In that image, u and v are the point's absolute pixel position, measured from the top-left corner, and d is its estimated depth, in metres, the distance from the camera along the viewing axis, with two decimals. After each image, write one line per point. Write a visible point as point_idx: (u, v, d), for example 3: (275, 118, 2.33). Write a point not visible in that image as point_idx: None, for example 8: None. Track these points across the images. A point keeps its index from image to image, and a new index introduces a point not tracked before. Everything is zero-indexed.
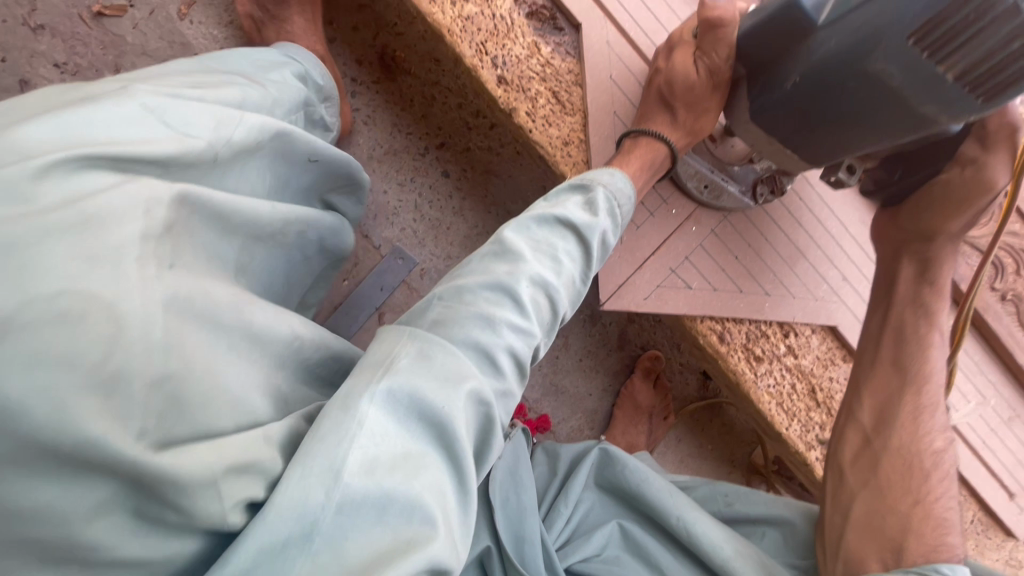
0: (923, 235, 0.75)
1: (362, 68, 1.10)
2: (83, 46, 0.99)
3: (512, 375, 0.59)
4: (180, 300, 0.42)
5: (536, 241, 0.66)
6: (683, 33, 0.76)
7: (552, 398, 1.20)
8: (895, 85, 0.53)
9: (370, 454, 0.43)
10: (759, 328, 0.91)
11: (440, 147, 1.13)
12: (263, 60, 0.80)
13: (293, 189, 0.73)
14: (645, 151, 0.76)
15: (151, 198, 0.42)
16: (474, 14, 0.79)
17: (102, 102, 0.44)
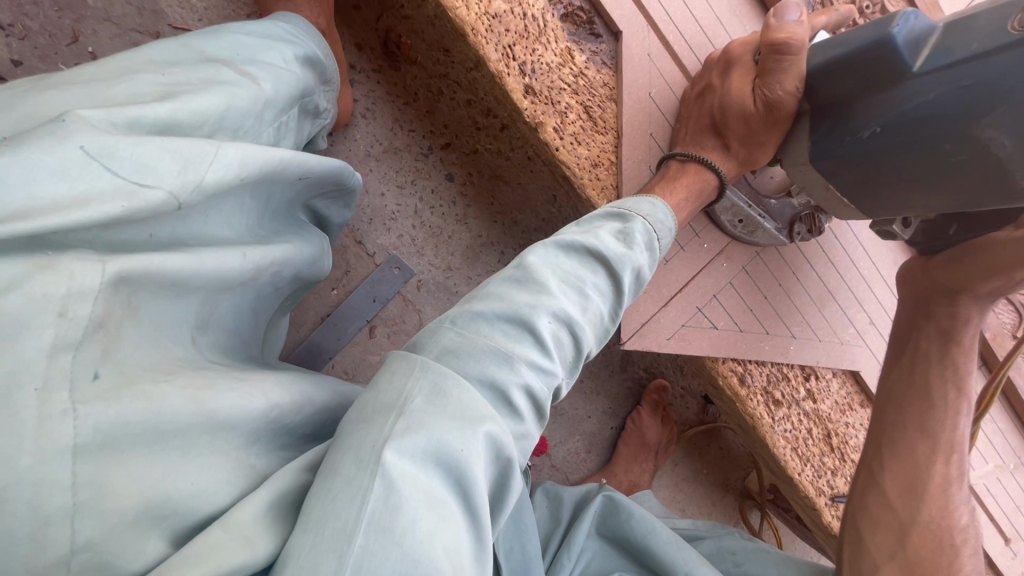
0: (947, 290, 0.66)
1: (363, 54, 0.98)
2: (34, 5, 0.85)
3: (528, 417, 0.52)
4: (105, 431, 0.32)
5: (562, 269, 0.58)
6: (742, 50, 0.66)
7: (549, 420, 1.14)
8: (1002, 157, 0.47)
9: (385, 510, 0.38)
10: (781, 371, 0.86)
11: (445, 148, 1.03)
12: (252, 40, 0.66)
13: (276, 209, 0.61)
14: (696, 179, 0.68)
15: (68, 292, 0.33)
16: (503, 12, 0.69)
17: (24, 147, 0.34)
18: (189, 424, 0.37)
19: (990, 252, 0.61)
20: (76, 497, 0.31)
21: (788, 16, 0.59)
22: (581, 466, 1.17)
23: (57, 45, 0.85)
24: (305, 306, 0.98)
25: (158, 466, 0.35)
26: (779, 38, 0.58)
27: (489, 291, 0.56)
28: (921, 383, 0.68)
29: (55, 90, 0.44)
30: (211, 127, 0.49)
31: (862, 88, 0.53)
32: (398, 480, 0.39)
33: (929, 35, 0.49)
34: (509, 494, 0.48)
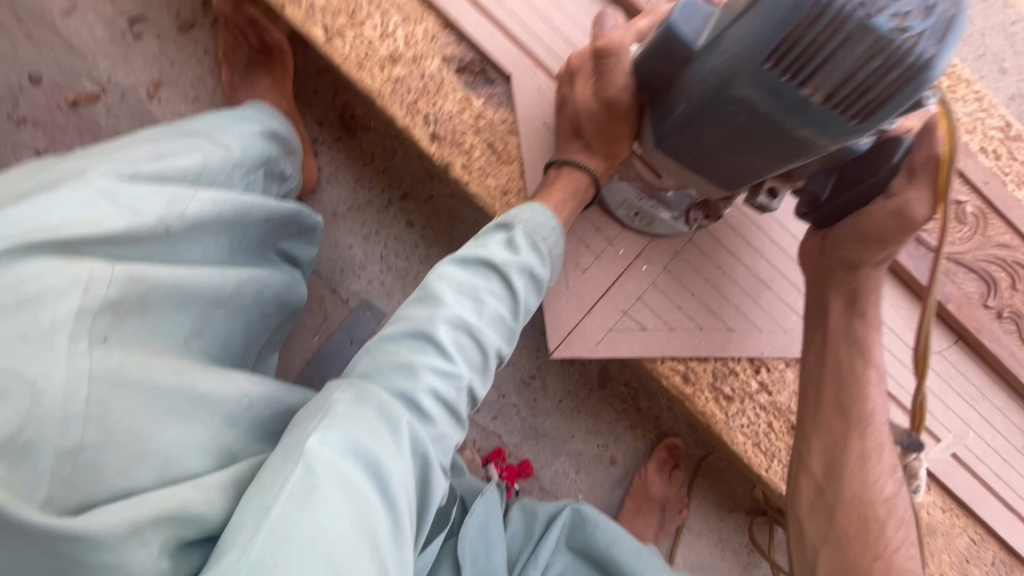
0: (849, 265, 0.70)
1: (323, 128, 1.13)
2: (63, 133, 1.06)
3: (440, 417, 0.61)
4: (110, 370, 0.44)
5: (457, 281, 0.66)
6: (580, 60, 0.74)
7: (533, 442, 1.18)
8: (767, 112, 0.51)
9: (303, 492, 0.47)
10: (727, 366, 0.86)
11: (402, 199, 1.14)
12: (226, 121, 0.80)
13: (253, 247, 0.72)
14: (568, 181, 0.76)
15: (92, 275, 0.45)
16: (402, 76, 0.80)
17: (59, 189, 0.46)
18: (171, 387, 0.49)
19: (869, 223, 0.65)
20: (87, 408, 0.42)
21: (606, 23, 0.73)
22: (571, 486, 1.18)
23: None
24: (293, 353, 1.10)
25: (149, 418, 0.47)
26: (601, 46, 0.67)
27: (398, 315, 0.65)
28: (834, 360, 0.73)
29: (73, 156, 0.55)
30: (195, 179, 0.60)
31: (675, 73, 0.60)
32: (316, 468, 0.48)
33: (707, 19, 0.55)
34: (433, 484, 0.58)
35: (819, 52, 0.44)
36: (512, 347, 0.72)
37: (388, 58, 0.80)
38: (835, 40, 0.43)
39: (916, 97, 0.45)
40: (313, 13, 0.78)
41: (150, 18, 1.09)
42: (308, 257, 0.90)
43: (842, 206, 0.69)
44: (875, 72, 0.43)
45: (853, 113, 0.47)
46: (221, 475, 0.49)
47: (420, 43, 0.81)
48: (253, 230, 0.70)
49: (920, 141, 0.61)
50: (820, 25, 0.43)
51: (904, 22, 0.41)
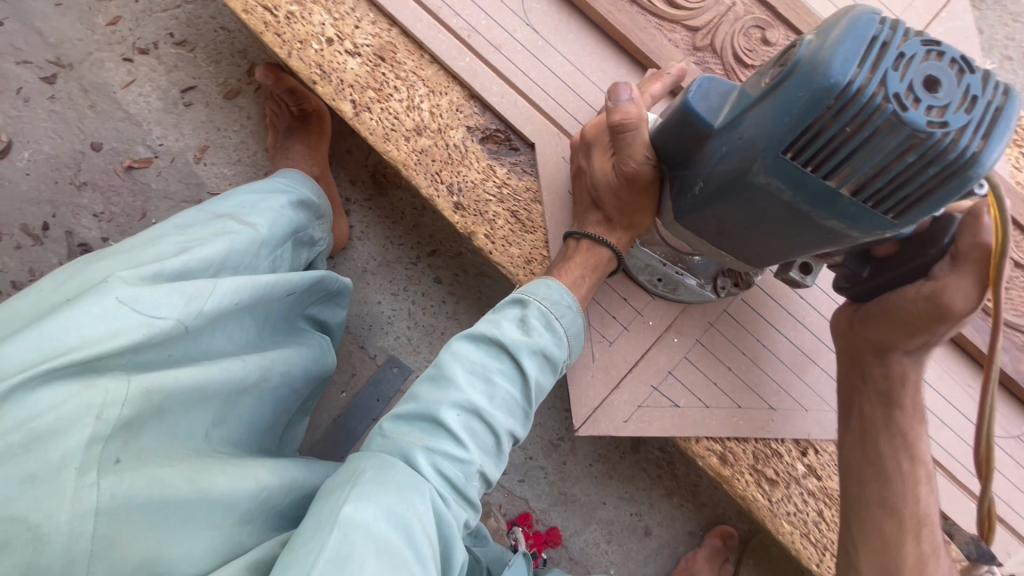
0: (877, 346, 0.68)
1: (356, 187, 1.16)
2: (118, 196, 1.13)
3: (453, 499, 0.61)
4: (120, 497, 0.45)
5: (470, 362, 0.67)
6: (594, 132, 0.72)
7: (561, 508, 1.12)
8: (789, 200, 0.50)
9: (341, 555, 0.48)
10: (769, 446, 0.79)
11: (431, 255, 1.15)
12: (253, 196, 0.83)
13: (276, 323, 0.74)
14: (588, 255, 0.74)
15: (104, 401, 0.46)
16: (427, 146, 0.81)
17: (81, 304, 0.49)
18: (184, 498, 0.50)
19: (903, 306, 0.63)
20: (93, 545, 0.44)
21: (621, 96, 0.65)
22: (602, 557, 1.11)
23: (132, 221, 1.13)
24: (321, 409, 1.10)
25: (156, 537, 0.48)
26: (616, 121, 0.65)
27: (412, 393, 0.67)
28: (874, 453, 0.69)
29: (102, 258, 0.59)
30: (215, 266, 0.65)
31: (690, 148, 0.59)
32: (351, 532, 0.50)
33: (722, 98, 0.55)
34: (455, 559, 0.60)
35: (846, 143, 0.46)
36: (526, 430, 0.70)
37: (414, 129, 0.81)
38: (858, 136, 0.45)
39: (961, 191, 0.46)
40: (341, 88, 0.80)
41: (200, 87, 1.16)
42: (336, 319, 0.90)
43: (883, 287, 0.66)
44: (911, 166, 0.45)
45: (885, 205, 0.48)
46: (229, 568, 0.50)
47: (445, 114, 0.82)
48: (277, 306, 0.72)
49: (967, 228, 0.58)
50: (844, 119, 0.45)
51: (940, 116, 0.43)
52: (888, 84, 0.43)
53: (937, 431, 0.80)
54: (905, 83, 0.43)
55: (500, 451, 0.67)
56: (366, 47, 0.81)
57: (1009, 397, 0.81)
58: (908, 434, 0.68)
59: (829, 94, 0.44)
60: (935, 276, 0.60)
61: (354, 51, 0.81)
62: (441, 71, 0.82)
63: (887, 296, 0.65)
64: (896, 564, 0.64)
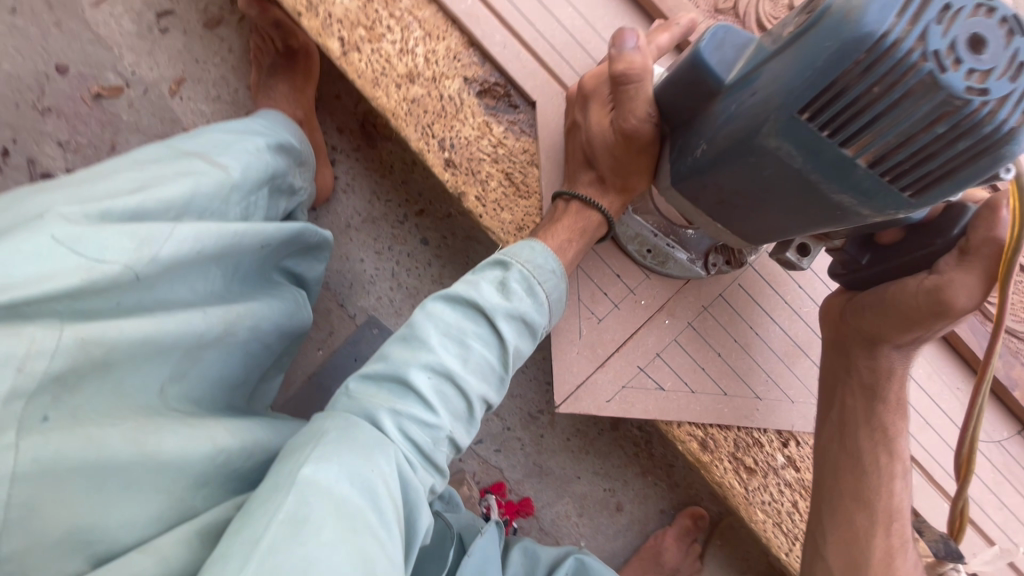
0: (868, 339, 0.64)
1: (343, 135, 1.09)
2: (85, 125, 1.05)
3: (419, 463, 0.59)
4: (44, 462, 0.41)
5: (445, 324, 0.64)
6: (594, 83, 0.67)
7: (535, 480, 1.12)
8: (800, 168, 0.45)
9: (297, 517, 0.46)
10: (751, 436, 0.78)
11: (419, 214, 1.09)
12: (227, 136, 0.77)
13: (246, 276, 0.69)
14: (577, 218, 0.70)
15: (29, 351, 0.41)
16: (420, 96, 0.75)
17: (8, 239, 0.43)
18: (127, 461, 0.46)
19: (901, 298, 0.59)
20: (8, 515, 0.39)
21: (626, 43, 0.60)
22: (572, 529, 1.12)
23: (100, 154, 1.05)
24: (295, 365, 1.07)
25: (93, 501, 0.44)
26: (619, 71, 0.59)
27: (382, 353, 0.64)
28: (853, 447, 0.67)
29: (45, 191, 0.54)
30: (175, 211, 0.60)
31: (694, 107, 0.53)
32: (310, 493, 0.47)
33: (737, 52, 0.49)
34: (420, 526, 0.57)
35: (871, 106, 0.40)
36: (501, 395, 0.68)
37: (406, 76, 0.74)
38: (886, 98, 0.39)
39: (990, 171, 0.41)
40: (329, 23, 0.73)
41: (178, 12, 1.07)
42: (314, 274, 0.85)
43: (880, 276, 0.63)
44: (941, 137, 0.40)
45: (904, 181, 0.43)
46: (176, 531, 0.47)
47: (442, 62, 0.75)
48: (250, 258, 0.67)
49: (981, 220, 0.54)
50: (873, 77, 0.39)
51: (981, 82, 0.37)
52: (928, 40, 0.37)
53: (919, 432, 0.79)
54: (947, 40, 0.37)
55: (473, 416, 0.65)
56: None
57: (995, 403, 0.80)
58: (889, 433, 0.66)
59: (859, 45, 0.38)
60: (939, 269, 0.56)
61: None
62: (440, 13, 0.75)
63: (885, 286, 0.61)
64: (866, 558, 0.63)
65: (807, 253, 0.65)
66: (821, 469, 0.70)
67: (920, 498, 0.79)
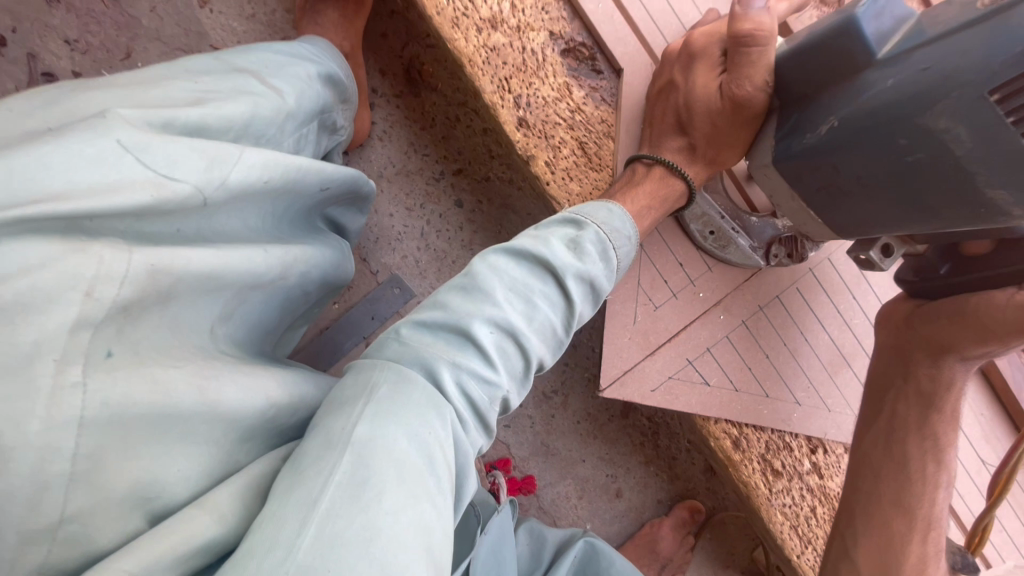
0: (934, 347, 0.61)
1: (385, 78, 1.02)
2: (98, 25, 0.95)
3: (472, 424, 0.51)
4: (113, 408, 0.35)
5: (510, 276, 0.55)
6: (705, 41, 0.61)
7: (540, 459, 1.11)
8: (960, 157, 0.42)
9: (356, 478, 0.39)
10: (782, 439, 0.78)
11: (456, 173, 1.04)
12: (279, 58, 0.69)
13: (295, 213, 0.62)
14: (660, 184, 0.64)
15: (97, 274, 0.35)
16: (501, 45, 0.69)
17: (69, 138, 0.37)
18: (190, 413, 0.39)
19: (986, 313, 0.56)
20: (73, 468, 0.34)
21: (755, 1, 0.53)
22: (570, 511, 1.11)
23: (112, 59, 0.95)
24: None
25: (149, 452, 0.38)
26: (745, 30, 0.53)
27: (436, 298, 0.55)
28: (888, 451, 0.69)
29: (95, 88, 0.46)
30: (235, 132, 0.52)
31: (825, 79, 0.48)
32: (368, 454, 0.41)
33: (896, 23, 0.44)
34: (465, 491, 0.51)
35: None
36: (554, 360, 0.60)
37: (489, 21, 0.69)
38: None
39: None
40: None
41: None
42: (353, 225, 0.81)
43: (954, 288, 0.60)
44: None
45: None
46: (230, 484, 0.41)
47: (528, 11, 0.70)
48: (307, 196, 0.62)
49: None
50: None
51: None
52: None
53: None
54: None
55: (526, 379, 0.57)
56: None
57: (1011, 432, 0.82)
58: (940, 441, 0.64)
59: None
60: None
61: None
62: None
63: (967, 296, 0.58)
64: None
65: (891, 254, 0.59)
66: None
67: None
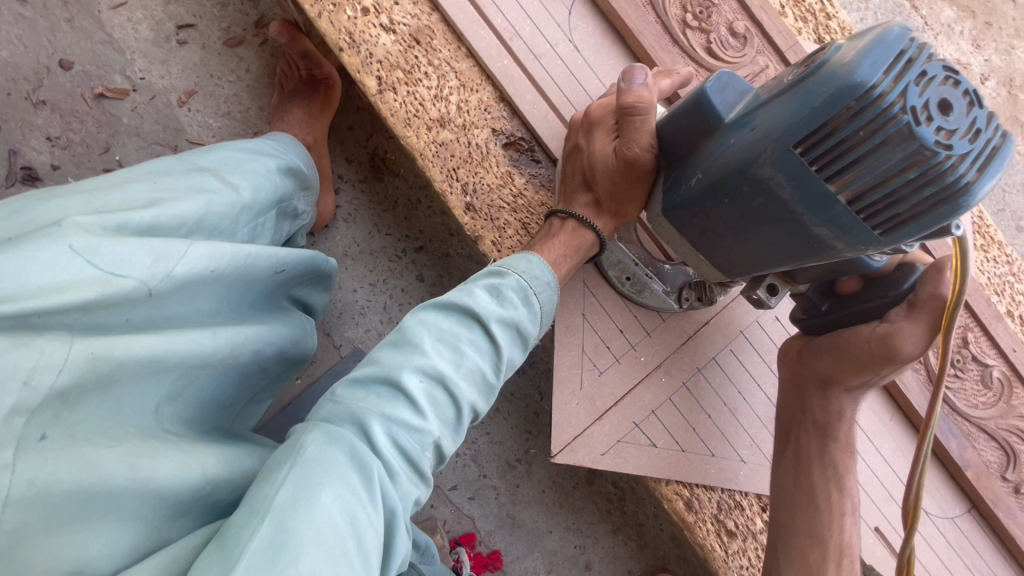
0: (821, 379, 0.72)
1: (351, 166, 1.10)
2: (80, 123, 1.02)
3: (405, 474, 0.57)
4: (38, 486, 0.38)
5: (438, 329, 0.63)
6: (600, 112, 0.72)
7: (506, 532, 1.09)
8: (788, 198, 0.52)
9: (274, 540, 0.44)
10: (733, 498, 0.81)
11: (418, 251, 1.10)
12: (239, 155, 0.76)
13: (251, 301, 0.67)
14: (572, 235, 0.73)
15: (35, 365, 0.38)
16: (449, 140, 0.78)
17: (23, 246, 0.42)
18: (120, 488, 0.42)
19: (857, 343, 0.67)
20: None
21: (635, 79, 0.66)
22: None
23: (91, 154, 1.01)
24: None
25: (76, 531, 0.40)
26: (627, 102, 0.65)
27: (371, 357, 0.62)
28: (812, 491, 0.73)
29: (59, 196, 0.52)
30: (188, 227, 0.58)
31: (695, 141, 0.60)
32: (285, 519, 0.45)
33: (738, 96, 0.58)
34: (397, 548, 0.55)
35: (855, 147, 0.48)
36: (489, 405, 0.67)
37: (437, 120, 0.78)
38: (869, 141, 0.47)
39: (938, 225, 0.48)
40: (369, 62, 0.76)
41: (199, 27, 1.07)
42: (321, 302, 0.85)
43: (838, 323, 0.71)
44: (910, 182, 0.47)
45: (877, 220, 0.50)
46: (153, 557, 0.43)
47: (473, 111, 0.79)
48: (261, 281, 0.66)
49: (929, 278, 0.64)
50: (860, 121, 0.47)
51: (946, 139, 0.45)
52: (908, 96, 0.45)
53: (884, 503, 0.85)
54: (922, 100, 0.45)
55: (460, 424, 0.63)
56: (402, 26, 0.78)
57: (949, 480, 0.86)
58: (839, 469, 0.74)
59: (851, 92, 0.46)
60: (892, 318, 0.66)
61: (389, 26, 0.77)
62: (476, 67, 0.79)
63: (841, 331, 0.70)
64: None
65: (775, 293, 0.70)
66: (791, 531, 0.73)
67: (881, 568, 0.83)
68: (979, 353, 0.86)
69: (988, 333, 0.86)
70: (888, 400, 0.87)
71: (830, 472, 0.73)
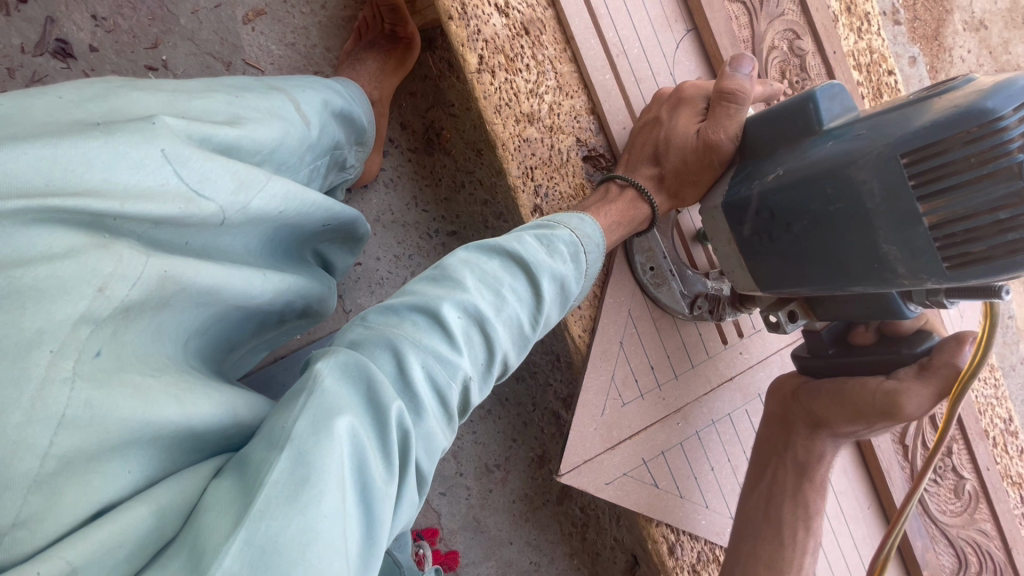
0: (813, 420, 0.74)
1: (404, 133, 1.07)
2: (132, 10, 0.94)
3: (431, 412, 0.50)
4: (94, 409, 0.37)
5: (482, 269, 0.57)
6: (692, 93, 0.73)
7: (469, 534, 1.07)
8: (873, 206, 0.53)
9: (293, 475, 0.39)
10: (712, 551, 0.82)
11: (450, 235, 1.09)
12: (311, 84, 0.71)
13: (295, 244, 0.63)
14: (627, 206, 0.73)
15: (113, 273, 0.39)
16: (533, 138, 0.77)
17: (119, 140, 0.40)
18: (166, 422, 0.40)
19: (861, 391, 0.69)
20: (41, 468, 0.35)
21: (742, 67, 0.70)
22: None
23: (137, 45, 0.94)
24: None
25: (106, 460, 0.38)
26: (729, 88, 0.68)
27: (407, 290, 0.57)
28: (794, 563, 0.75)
29: (142, 87, 0.49)
30: (263, 156, 0.54)
31: (779, 139, 0.62)
32: (307, 452, 0.40)
33: (842, 109, 0.59)
34: (408, 495, 0.48)
35: (959, 173, 0.49)
36: (521, 359, 0.61)
37: (527, 116, 0.76)
38: (977, 169, 0.49)
39: (1004, 273, 0.50)
40: (476, 38, 0.74)
41: None
42: (343, 263, 0.80)
43: (840, 368, 0.73)
44: (997, 223, 0.49)
45: (950, 252, 0.51)
46: (174, 481, 0.40)
47: (563, 116, 0.78)
48: (308, 230, 0.63)
49: (948, 346, 0.66)
50: (974, 148, 0.49)
51: None
52: None
53: None
54: None
55: (492, 373, 0.57)
56: (516, 12, 0.76)
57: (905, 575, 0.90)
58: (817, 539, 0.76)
59: (980, 116, 0.48)
60: (900, 377, 0.67)
61: (503, 9, 0.75)
62: (576, 74, 0.78)
63: (846, 378, 0.71)
64: None
65: (794, 319, 0.70)
66: None
67: None
68: (959, 465, 0.92)
69: (970, 448, 0.92)
70: (868, 486, 0.91)
71: (812, 548, 0.76)
